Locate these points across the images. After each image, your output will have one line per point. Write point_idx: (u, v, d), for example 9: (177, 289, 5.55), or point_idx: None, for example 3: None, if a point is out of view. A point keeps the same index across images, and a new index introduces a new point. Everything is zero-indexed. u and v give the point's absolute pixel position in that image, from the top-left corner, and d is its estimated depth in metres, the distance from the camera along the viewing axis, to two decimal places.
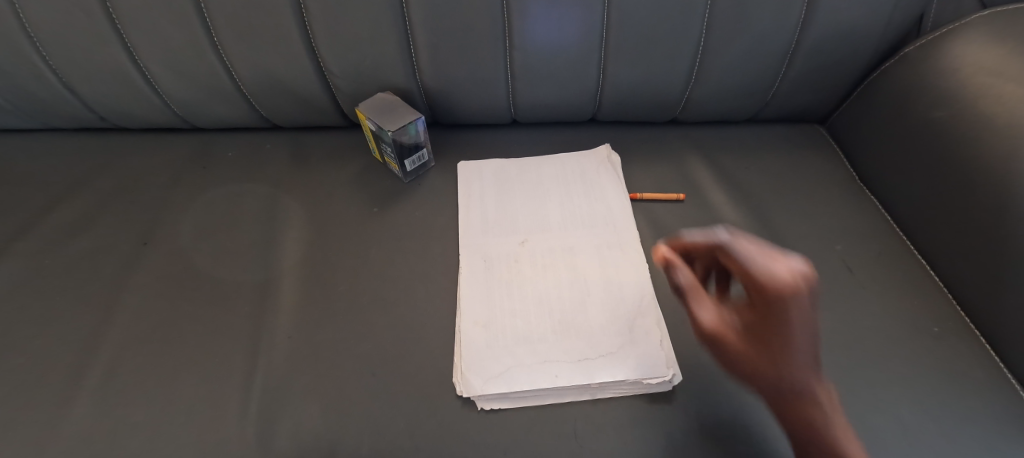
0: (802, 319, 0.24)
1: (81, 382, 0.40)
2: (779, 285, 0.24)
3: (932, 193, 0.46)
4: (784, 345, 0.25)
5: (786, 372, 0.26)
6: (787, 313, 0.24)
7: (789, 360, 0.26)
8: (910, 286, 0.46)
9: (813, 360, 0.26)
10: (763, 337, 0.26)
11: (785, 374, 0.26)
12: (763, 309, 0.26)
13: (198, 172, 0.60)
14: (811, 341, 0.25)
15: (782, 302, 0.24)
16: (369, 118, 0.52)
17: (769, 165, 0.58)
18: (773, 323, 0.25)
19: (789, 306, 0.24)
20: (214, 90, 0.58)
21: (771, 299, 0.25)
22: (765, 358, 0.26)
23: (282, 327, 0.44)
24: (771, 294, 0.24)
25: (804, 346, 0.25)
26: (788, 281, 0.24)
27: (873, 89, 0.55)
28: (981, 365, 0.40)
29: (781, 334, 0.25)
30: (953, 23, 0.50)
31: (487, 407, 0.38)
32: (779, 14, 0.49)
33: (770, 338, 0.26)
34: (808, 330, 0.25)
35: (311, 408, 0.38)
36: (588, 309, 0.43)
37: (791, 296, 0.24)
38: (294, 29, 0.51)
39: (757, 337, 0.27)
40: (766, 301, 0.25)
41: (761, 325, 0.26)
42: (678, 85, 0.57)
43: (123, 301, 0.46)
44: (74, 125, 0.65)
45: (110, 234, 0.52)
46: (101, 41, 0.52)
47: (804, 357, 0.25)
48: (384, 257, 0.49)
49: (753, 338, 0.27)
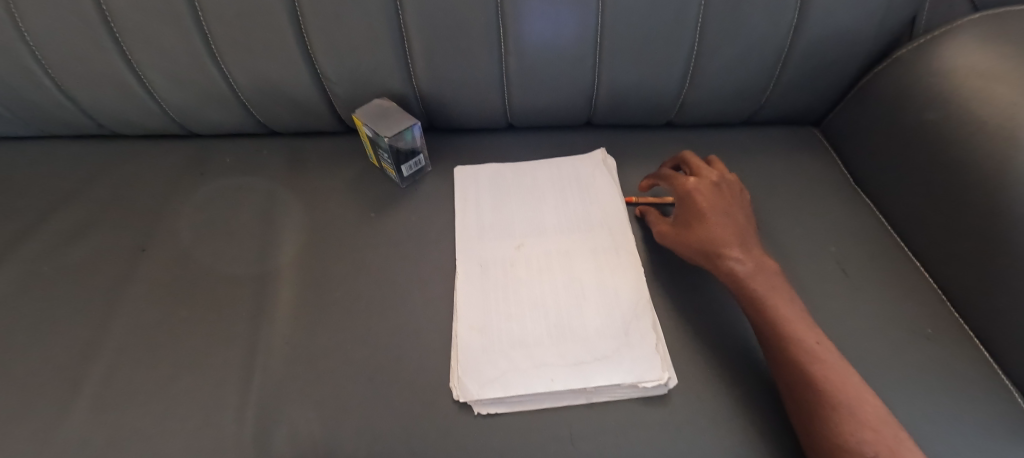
0: (703, 202, 0.44)
1: (80, 389, 0.41)
2: (684, 184, 0.46)
3: (925, 194, 0.47)
4: (696, 218, 0.44)
5: (702, 237, 0.43)
6: (692, 200, 0.45)
7: (703, 227, 0.43)
8: (904, 287, 0.46)
9: (724, 232, 0.42)
10: (686, 219, 0.45)
11: (702, 238, 0.43)
12: (683, 202, 0.46)
13: (196, 178, 0.60)
14: (712, 220, 0.43)
15: (686, 194, 0.46)
16: (366, 124, 0.52)
17: (764, 168, 0.59)
18: (685, 207, 0.45)
19: (693, 196, 0.45)
20: (211, 96, 0.58)
21: (687, 195, 0.46)
22: (687, 231, 0.44)
23: (279, 332, 0.44)
24: (685, 190, 0.46)
25: (707, 221, 0.43)
26: (690, 182, 0.46)
27: (866, 91, 0.56)
28: (975, 366, 0.40)
29: (690, 212, 0.45)
30: (944, 26, 0.50)
31: (484, 411, 0.38)
32: (772, 18, 0.49)
33: (690, 220, 0.44)
34: (708, 209, 0.44)
35: (308, 414, 0.38)
36: (584, 313, 0.44)
37: (692, 189, 0.46)
38: (291, 35, 0.51)
39: (686, 222, 0.45)
40: (681, 196, 0.46)
41: (682, 213, 0.45)
42: (672, 89, 0.58)
43: (122, 306, 0.47)
44: (72, 132, 0.65)
45: (108, 241, 0.52)
46: (99, 49, 0.53)
47: (712, 226, 0.43)
48: (381, 262, 0.49)
49: (678, 225, 0.46)
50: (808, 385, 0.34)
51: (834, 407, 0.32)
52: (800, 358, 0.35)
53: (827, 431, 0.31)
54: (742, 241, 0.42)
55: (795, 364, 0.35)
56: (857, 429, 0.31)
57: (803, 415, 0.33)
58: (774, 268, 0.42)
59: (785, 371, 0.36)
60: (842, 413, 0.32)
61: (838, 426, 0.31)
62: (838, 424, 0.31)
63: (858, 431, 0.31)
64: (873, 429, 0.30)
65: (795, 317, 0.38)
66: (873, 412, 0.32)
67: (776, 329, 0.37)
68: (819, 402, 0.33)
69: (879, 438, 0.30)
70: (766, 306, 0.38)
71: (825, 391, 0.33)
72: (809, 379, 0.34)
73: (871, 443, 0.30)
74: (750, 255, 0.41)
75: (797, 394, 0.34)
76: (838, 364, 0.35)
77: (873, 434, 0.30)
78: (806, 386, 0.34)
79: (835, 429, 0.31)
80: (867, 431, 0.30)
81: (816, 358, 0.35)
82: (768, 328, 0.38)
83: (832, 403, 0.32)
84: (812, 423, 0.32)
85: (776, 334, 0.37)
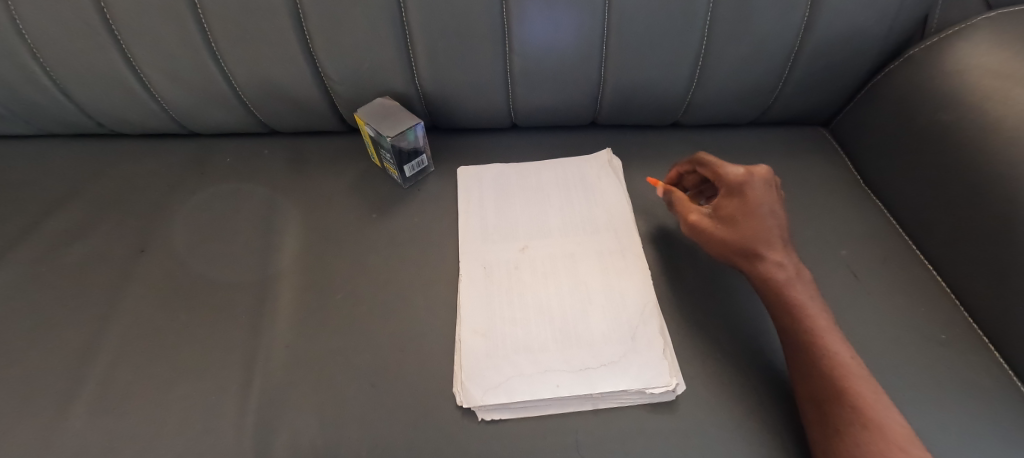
0: (753, 197, 0.40)
1: (78, 392, 0.40)
2: (733, 175, 0.41)
3: (938, 196, 0.46)
4: (740, 214, 0.40)
5: (745, 235, 0.39)
6: (739, 194, 0.41)
7: (748, 225, 0.39)
8: (916, 291, 0.45)
9: (768, 233, 0.39)
10: (727, 213, 0.41)
11: (744, 237, 0.39)
12: (726, 195, 0.42)
13: (197, 178, 0.59)
14: (757, 219, 0.39)
15: (733, 187, 0.41)
16: (368, 123, 0.51)
17: (771, 169, 0.58)
18: (729, 200, 0.41)
19: (744, 189, 0.41)
20: (212, 96, 0.58)
21: (734, 188, 0.41)
22: (727, 225, 0.40)
23: (280, 335, 0.43)
24: (731, 182, 0.41)
25: (754, 219, 0.39)
26: (740, 173, 0.41)
27: (877, 91, 0.54)
28: (989, 372, 0.39)
29: (735, 206, 0.41)
30: (958, 24, 0.49)
31: (488, 418, 0.37)
32: (782, 17, 0.48)
33: (733, 214, 0.40)
34: (757, 205, 0.40)
35: (308, 419, 0.38)
36: (590, 317, 0.43)
37: (742, 182, 0.41)
38: (291, 34, 0.50)
39: (727, 216, 0.41)
40: (727, 188, 0.42)
41: (723, 206, 0.41)
42: (679, 88, 0.57)
43: (121, 308, 0.46)
44: (72, 131, 0.64)
45: (108, 242, 0.52)
46: (98, 47, 0.52)
47: (760, 225, 0.39)
48: (383, 264, 0.48)
49: (715, 218, 0.42)
50: (836, 399, 0.32)
51: (864, 425, 0.31)
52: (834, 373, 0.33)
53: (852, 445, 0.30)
54: (782, 245, 0.40)
55: (828, 377, 0.34)
56: (887, 448, 0.29)
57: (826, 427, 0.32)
58: (807, 278, 0.40)
59: (815, 381, 0.34)
60: (871, 432, 0.30)
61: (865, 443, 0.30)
62: (866, 441, 0.30)
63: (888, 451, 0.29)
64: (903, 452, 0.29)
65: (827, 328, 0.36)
66: (902, 433, 0.30)
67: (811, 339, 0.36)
68: (848, 418, 0.31)
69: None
70: (801, 317, 0.37)
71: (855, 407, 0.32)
72: (840, 394, 0.32)
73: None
74: (788, 260, 0.39)
75: (824, 407, 0.33)
76: (870, 385, 0.33)
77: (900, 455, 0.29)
78: (836, 400, 0.32)
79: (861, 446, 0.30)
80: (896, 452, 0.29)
81: (847, 374, 0.33)
82: (802, 340, 0.36)
83: (862, 420, 0.31)
84: (836, 435, 0.31)
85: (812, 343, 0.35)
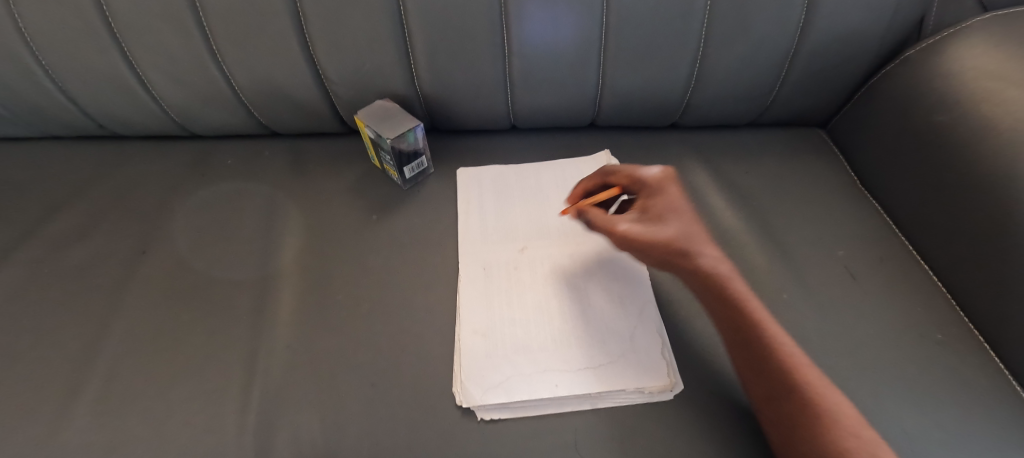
0: (673, 196, 0.43)
1: (80, 393, 0.40)
2: (650, 179, 0.44)
3: (934, 197, 0.46)
4: (668, 211, 0.41)
5: (677, 232, 0.40)
6: (659, 194, 0.43)
7: (678, 222, 0.40)
8: (913, 292, 0.45)
9: (695, 229, 0.41)
10: (657, 212, 0.41)
11: (679, 234, 0.39)
12: (648, 197, 0.43)
13: (197, 180, 0.60)
14: (683, 215, 0.41)
15: (653, 188, 0.44)
16: (368, 125, 0.51)
17: (769, 170, 0.58)
18: (653, 200, 0.42)
19: (662, 190, 0.43)
20: (212, 97, 0.58)
21: (655, 189, 0.43)
22: (660, 224, 0.40)
23: (280, 336, 0.43)
24: (651, 185, 0.44)
25: (680, 215, 0.41)
26: (657, 177, 0.44)
27: (874, 93, 0.55)
28: (984, 371, 0.39)
29: (661, 205, 0.42)
30: (953, 26, 0.49)
31: (487, 417, 0.37)
32: (779, 18, 0.49)
33: (663, 213, 0.41)
34: (677, 203, 0.42)
35: (309, 419, 0.38)
36: (588, 318, 0.43)
37: (660, 183, 0.44)
38: (292, 36, 0.51)
39: (657, 214, 0.41)
40: (648, 191, 0.44)
41: (651, 206, 0.42)
42: (677, 90, 0.57)
43: (122, 309, 0.46)
44: (73, 133, 0.65)
45: (110, 243, 0.52)
46: (100, 49, 0.52)
47: (686, 222, 0.41)
48: (383, 265, 0.49)
49: (647, 218, 0.41)
50: (792, 392, 0.32)
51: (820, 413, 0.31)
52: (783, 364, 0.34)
53: (819, 439, 0.29)
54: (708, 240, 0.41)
55: (778, 368, 0.34)
56: (844, 433, 0.29)
57: (792, 425, 0.31)
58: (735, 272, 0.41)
59: (768, 377, 0.34)
60: (830, 419, 0.30)
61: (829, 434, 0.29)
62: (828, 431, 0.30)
63: (848, 437, 0.29)
64: (857, 435, 0.29)
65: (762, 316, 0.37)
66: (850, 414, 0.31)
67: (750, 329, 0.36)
68: (806, 409, 0.31)
69: (862, 442, 0.29)
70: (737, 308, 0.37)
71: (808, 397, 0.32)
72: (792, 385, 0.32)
73: (858, 449, 0.29)
74: (716, 253, 0.41)
75: (780, 403, 0.32)
76: (811, 368, 0.34)
77: (857, 440, 0.29)
78: (789, 392, 0.32)
79: (827, 437, 0.29)
80: (854, 438, 0.29)
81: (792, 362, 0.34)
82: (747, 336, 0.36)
83: (818, 408, 0.31)
84: (807, 433, 0.30)
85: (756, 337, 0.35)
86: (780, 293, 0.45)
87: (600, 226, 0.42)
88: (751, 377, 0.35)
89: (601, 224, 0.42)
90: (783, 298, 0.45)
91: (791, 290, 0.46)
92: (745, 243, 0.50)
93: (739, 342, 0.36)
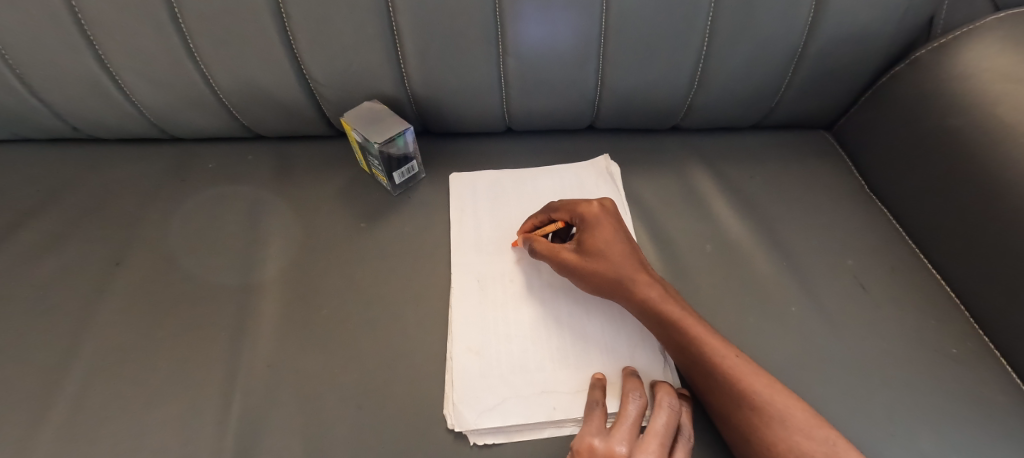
0: (607, 226, 0.42)
1: (41, 417, 0.37)
2: (586, 209, 0.43)
3: (945, 204, 0.44)
4: (601, 243, 0.40)
5: (607, 266, 0.39)
6: (594, 224, 0.42)
7: (612, 253, 0.40)
8: (925, 303, 0.44)
9: (630, 258, 0.40)
10: (591, 245, 0.41)
11: (612, 264, 0.39)
12: (584, 228, 0.42)
13: (177, 185, 0.57)
14: (616, 243, 0.40)
15: (588, 219, 0.43)
16: (355, 128, 0.49)
17: (773, 174, 0.56)
18: (589, 232, 0.42)
19: (597, 220, 0.42)
20: (192, 99, 0.55)
21: (590, 220, 0.42)
22: (594, 257, 0.40)
23: (262, 352, 0.41)
24: (586, 216, 0.43)
25: (613, 245, 0.40)
26: (593, 207, 0.43)
27: (881, 94, 0.53)
28: (1002, 387, 0.38)
29: (595, 236, 0.41)
30: (966, 25, 0.47)
31: (480, 442, 0.35)
32: (785, 18, 0.46)
33: (596, 246, 0.40)
34: (611, 233, 0.41)
35: (290, 444, 0.35)
36: (587, 334, 0.41)
37: (595, 213, 0.43)
38: (274, 35, 0.48)
39: (592, 248, 0.40)
40: (584, 221, 0.43)
41: (586, 239, 0.41)
42: (678, 92, 0.55)
43: (92, 325, 0.43)
44: (45, 136, 0.61)
45: (81, 254, 0.49)
46: (72, 51, 0.49)
47: (616, 251, 0.40)
48: (372, 277, 0.46)
49: (583, 252, 0.41)
50: (743, 408, 0.32)
51: (770, 425, 0.31)
52: (728, 382, 0.33)
53: (773, 451, 0.30)
54: (643, 265, 0.40)
55: (726, 387, 0.33)
56: (796, 439, 0.30)
57: (748, 441, 0.31)
58: (678, 293, 0.40)
59: (719, 397, 0.33)
60: (781, 428, 0.30)
61: (780, 446, 0.30)
62: (780, 441, 0.30)
63: (801, 443, 0.29)
64: (811, 438, 0.30)
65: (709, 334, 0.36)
66: (804, 418, 0.31)
67: (694, 359, 0.35)
68: (757, 424, 0.31)
69: (815, 446, 0.29)
70: (680, 338, 0.35)
71: (759, 409, 0.31)
72: (742, 400, 0.32)
73: (812, 453, 0.29)
74: (655, 278, 0.39)
75: (736, 421, 0.32)
76: (761, 378, 0.33)
77: (812, 443, 0.29)
78: (739, 410, 0.32)
79: (781, 448, 0.30)
80: (806, 442, 0.29)
81: (740, 378, 0.33)
82: (691, 367, 0.35)
83: (771, 421, 0.31)
84: (762, 447, 0.30)
85: (701, 361, 0.34)
86: (787, 305, 0.44)
87: (544, 257, 0.43)
88: (704, 398, 0.34)
89: (544, 254, 0.42)
90: (791, 310, 0.43)
91: (799, 302, 0.44)
92: (749, 252, 0.48)
93: (685, 368, 0.36)
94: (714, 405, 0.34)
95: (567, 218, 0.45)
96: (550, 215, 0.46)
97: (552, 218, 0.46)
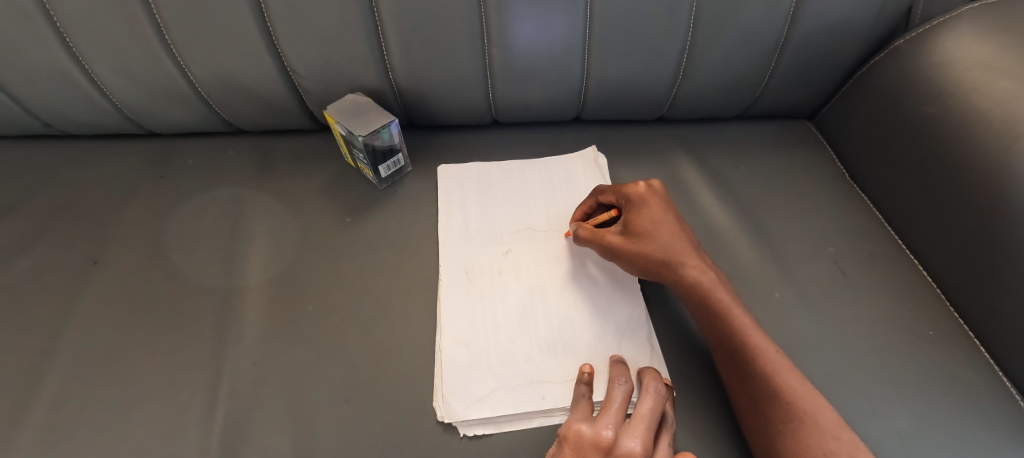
0: (655, 206, 0.43)
1: (17, 422, 0.36)
2: (632, 190, 0.44)
3: (922, 191, 0.45)
4: (647, 223, 0.41)
5: (655, 248, 0.40)
6: (640, 205, 0.43)
7: (659, 233, 0.41)
8: (903, 287, 0.45)
9: (678, 238, 0.40)
10: (637, 226, 0.41)
11: (660, 246, 0.40)
12: (630, 210, 0.43)
13: (156, 182, 0.55)
14: (663, 224, 0.41)
15: (635, 200, 0.44)
16: (338, 122, 0.48)
17: (757, 164, 0.57)
18: (635, 214, 0.43)
19: (643, 200, 0.43)
20: (170, 94, 0.54)
21: (636, 201, 0.43)
22: (641, 239, 0.41)
23: (245, 350, 0.40)
24: (633, 198, 0.44)
25: (660, 225, 0.41)
26: (639, 187, 0.44)
27: (861, 83, 0.54)
28: (974, 367, 0.39)
29: (641, 218, 0.42)
30: (941, 16, 0.48)
31: (469, 433, 0.35)
32: (768, 9, 0.47)
33: (643, 227, 0.41)
34: (657, 214, 0.42)
35: (277, 441, 0.35)
36: (576, 325, 0.41)
37: (641, 193, 0.44)
38: (252, 27, 0.47)
39: (638, 229, 0.41)
40: (630, 202, 0.44)
41: (631, 221, 0.42)
42: (663, 83, 0.55)
43: (68, 326, 0.42)
44: (14, 133, 0.59)
45: (55, 254, 0.48)
46: (41, 45, 0.47)
47: (665, 232, 0.41)
48: (359, 271, 0.46)
49: (628, 234, 0.42)
50: (774, 402, 0.32)
51: (803, 420, 0.31)
52: (764, 374, 0.33)
53: (801, 445, 0.30)
54: (691, 247, 0.40)
55: (762, 379, 0.33)
56: (824, 437, 0.31)
57: (774, 435, 0.32)
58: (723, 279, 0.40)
59: (752, 388, 0.34)
60: (813, 424, 0.31)
61: (808, 442, 0.31)
62: (809, 438, 0.31)
63: (828, 442, 0.30)
64: (836, 438, 0.30)
65: (747, 323, 0.36)
66: (830, 417, 0.32)
67: (733, 347, 0.35)
68: (787, 418, 0.32)
69: (841, 446, 0.30)
70: (721, 324, 0.36)
71: (792, 404, 0.32)
72: (774, 394, 0.33)
73: (836, 451, 0.30)
74: (701, 261, 0.39)
75: (764, 413, 0.33)
76: (794, 374, 0.34)
77: (836, 443, 0.30)
78: (771, 403, 0.32)
79: (807, 444, 0.30)
80: (833, 441, 0.30)
81: (775, 371, 0.34)
82: (729, 355, 0.36)
83: (804, 418, 0.31)
84: (792, 442, 0.31)
85: (741, 350, 0.35)
86: (770, 292, 0.44)
87: (589, 242, 0.43)
88: (734, 389, 0.35)
89: (589, 240, 0.43)
90: (774, 296, 0.44)
91: (781, 289, 0.45)
92: (733, 240, 0.49)
93: (721, 356, 0.36)
94: (746, 397, 0.34)
95: (618, 200, 0.45)
96: (598, 198, 0.47)
97: (600, 202, 0.47)
